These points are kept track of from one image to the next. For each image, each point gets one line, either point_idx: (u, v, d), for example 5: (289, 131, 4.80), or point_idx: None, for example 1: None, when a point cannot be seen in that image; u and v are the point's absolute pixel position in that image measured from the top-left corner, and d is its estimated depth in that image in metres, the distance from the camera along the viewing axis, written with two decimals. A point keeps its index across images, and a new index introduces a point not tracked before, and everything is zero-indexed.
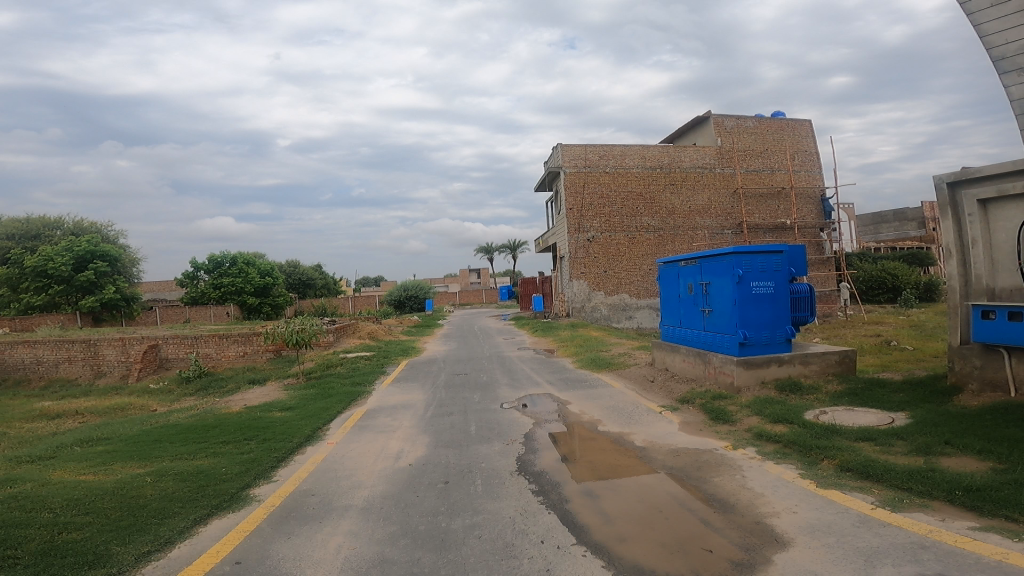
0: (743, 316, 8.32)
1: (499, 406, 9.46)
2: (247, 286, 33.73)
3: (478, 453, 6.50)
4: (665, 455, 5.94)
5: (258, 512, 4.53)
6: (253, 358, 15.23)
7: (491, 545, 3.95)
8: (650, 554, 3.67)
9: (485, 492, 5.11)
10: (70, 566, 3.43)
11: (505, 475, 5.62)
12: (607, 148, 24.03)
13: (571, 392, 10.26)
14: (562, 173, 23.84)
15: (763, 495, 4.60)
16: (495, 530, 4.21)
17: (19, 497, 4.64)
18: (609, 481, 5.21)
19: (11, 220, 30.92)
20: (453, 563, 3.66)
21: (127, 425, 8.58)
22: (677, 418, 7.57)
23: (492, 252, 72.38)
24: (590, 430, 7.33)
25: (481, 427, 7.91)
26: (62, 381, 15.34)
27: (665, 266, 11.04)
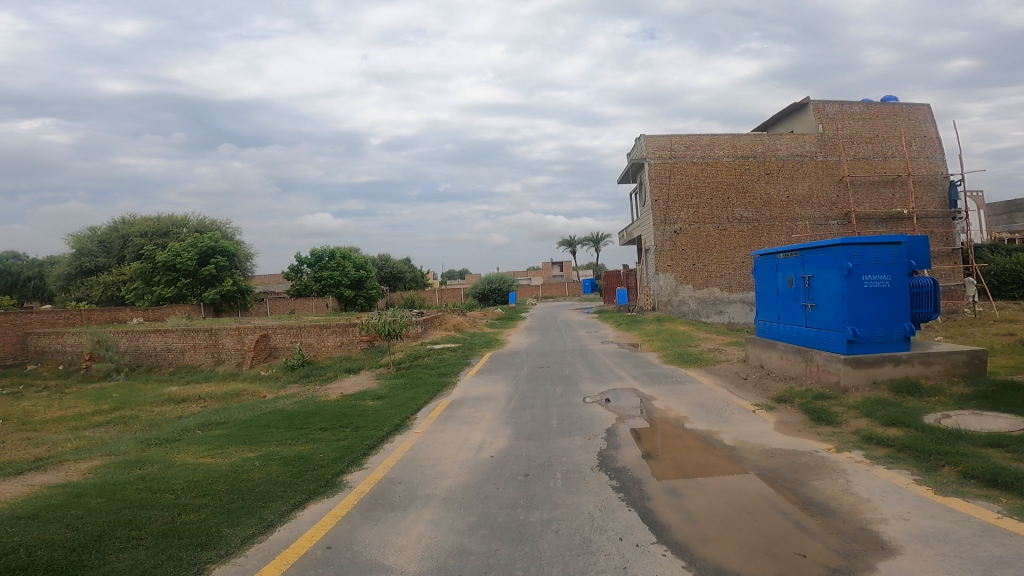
0: (853, 312, 7.80)
1: (581, 400, 9.52)
2: (344, 279, 35.97)
3: (559, 447, 6.62)
4: (759, 456, 5.75)
5: (349, 498, 4.93)
6: (349, 348, 16.36)
7: (568, 540, 4.05)
8: (734, 555, 3.63)
9: (565, 486, 5.22)
10: (190, 544, 3.91)
11: (586, 469, 5.70)
12: (694, 138, 23.14)
13: (657, 388, 10.11)
14: (646, 164, 23.19)
15: (868, 500, 4.36)
16: (573, 526, 4.30)
17: (149, 479, 5.34)
18: (694, 479, 5.15)
19: (145, 219, 34.79)
20: (528, 556, 3.81)
21: (242, 410, 9.54)
22: (773, 417, 7.29)
23: (575, 245, 71.99)
24: (676, 427, 7.23)
25: (563, 421, 8.03)
26: (188, 366, 17.12)
27: (762, 259, 10.54)
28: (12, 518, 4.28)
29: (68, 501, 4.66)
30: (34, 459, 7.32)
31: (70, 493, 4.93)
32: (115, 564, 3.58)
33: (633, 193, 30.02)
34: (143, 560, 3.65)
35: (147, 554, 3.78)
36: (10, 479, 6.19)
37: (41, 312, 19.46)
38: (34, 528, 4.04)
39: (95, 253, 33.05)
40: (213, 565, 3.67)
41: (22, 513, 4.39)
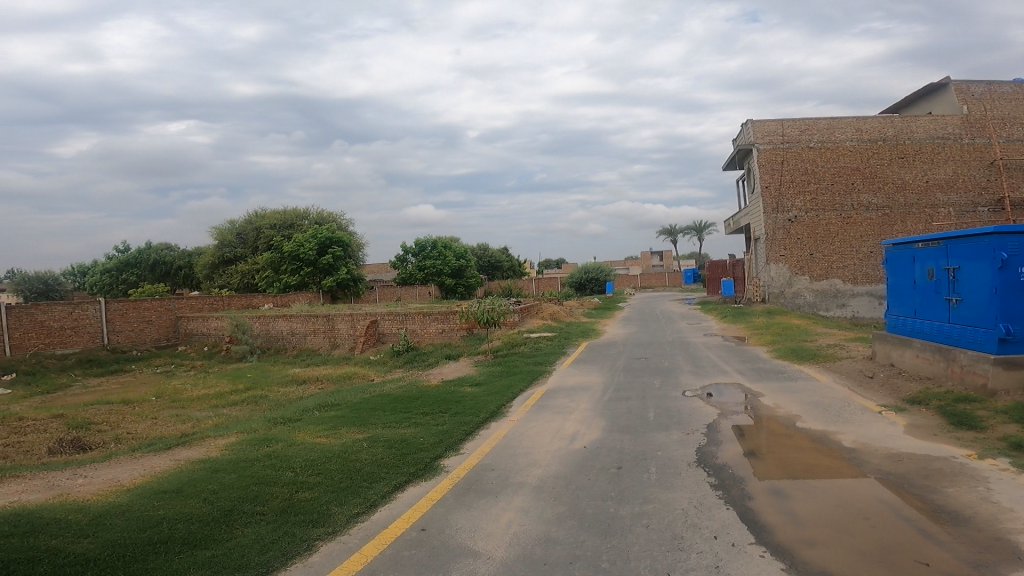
0: (1006, 308, 6.97)
1: (680, 394, 9.34)
2: (445, 268, 37.50)
3: (655, 441, 6.59)
4: (881, 459, 5.40)
5: (445, 482, 5.29)
6: (450, 335, 17.14)
7: (658, 535, 4.10)
8: (843, 561, 3.51)
9: (658, 481, 5.23)
10: (303, 521, 4.41)
11: (682, 465, 5.66)
12: (810, 121, 21.46)
13: (765, 384, 9.65)
14: (754, 150, 21.73)
15: (1011, 511, 4.00)
16: (664, 521, 4.33)
17: (273, 456, 6.04)
18: (802, 480, 4.96)
19: (273, 213, 38.24)
20: (615, 549, 3.91)
21: (353, 393, 10.40)
22: (901, 420, 6.74)
23: (676, 233, 69.55)
24: (786, 425, 6.92)
25: (661, 414, 7.95)
26: (308, 350, 18.77)
27: (896, 249, 9.66)
28: (162, 491, 5.03)
29: (206, 477, 5.40)
30: (182, 434, 8.49)
31: (208, 469, 5.70)
32: (241, 537, 4.13)
33: (740, 180, 28.45)
34: (263, 535, 4.16)
35: (267, 528, 4.31)
36: (163, 453, 7.24)
37: (191, 298, 22.15)
38: (178, 501, 4.73)
39: (234, 244, 36.83)
40: (322, 542, 4.12)
41: (170, 486, 5.15)
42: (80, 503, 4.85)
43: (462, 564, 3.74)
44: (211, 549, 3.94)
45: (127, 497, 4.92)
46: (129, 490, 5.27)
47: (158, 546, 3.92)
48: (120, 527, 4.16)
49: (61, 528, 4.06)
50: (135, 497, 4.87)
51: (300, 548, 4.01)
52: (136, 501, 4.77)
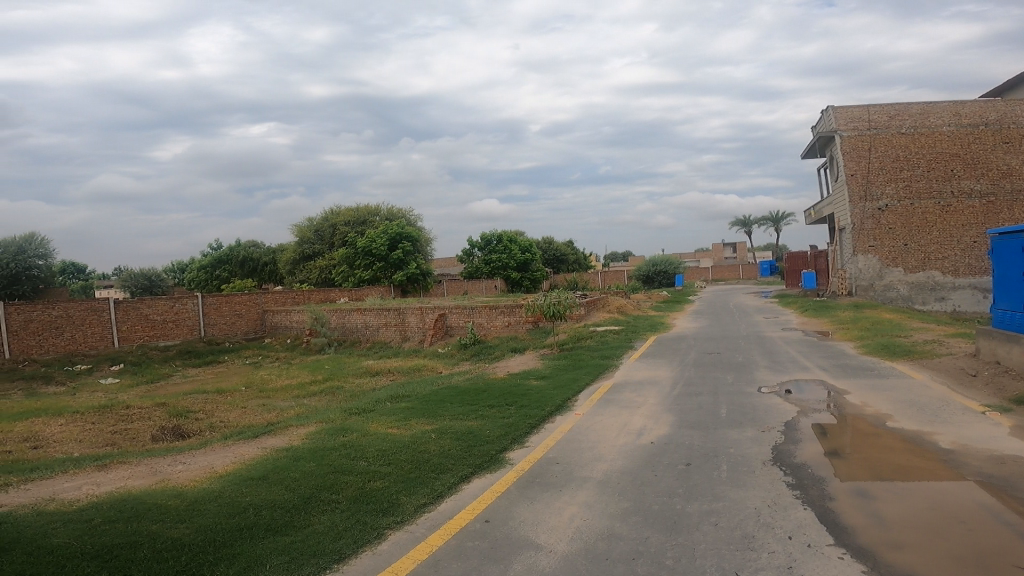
0: None
1: (756, 390, 9.02)
2: (511, 261, 37.82)
3: (727, 438, 6.43)
4: (982, 462, 5.03)
5: (510, 474, 5.43)
6: (516, 329, 17.35)
7: (727, 533, 4.03)
8: (932, 566, 3.34)
9: (730, 478, 5.11)
10: (374, 510, 4.66)
11: (756, 463, 5.50)
12: (899, 107, 20.00)
13: (850, 381, 9.14)
14: (837, 137, 20.66)
15: None
16: (734, 520, 4.24)
17: (349, 446, 6.41)
18: (889, 482, 4.71)
19: (347, 210, 39.85)
20: (681, 546, 3.88)
21: (423, 385, 10.79)
22: (1007, 421, 6.22)
23: (751, 224, 66.68)
24: (872, 425, 6.55)
25: (735, 411, 7.71)
26: (381, 342, 19.54)
27: (1001, 238, 8.87)
28: (249, 478, 5.45)
29: (289, 465, 5.80)
30: (268, 423, 9.13)
31: (291, 457, 6.11)
32: (317, 525, 4.43)
33: (821, 167, 26.96)
34: (337, 523, 4.44)
35: (342, 515, 4.60)
36: (251, 441, 7.83)
37: (275, 293, 23.56)
38: (263, 488, 5.12)
39: (312, 241, 38.69)
40: (390, 531, 4.36)
41: (257, 474, 5.57)
42: (180, 489, 5.34)
43: (524, 556, 3.84)
44: (290, 535, 4.25)
45: (220, 483, 5.37)
46: (221, 476, 5.76)
47: (246, 531, 4.27)
48: (212, 513, 4.55)
49: (162, 514, 4.50)
50: (226, 484, 5.31)
51: (371, 536, 4.25)
52: (227, 488, 5.21)
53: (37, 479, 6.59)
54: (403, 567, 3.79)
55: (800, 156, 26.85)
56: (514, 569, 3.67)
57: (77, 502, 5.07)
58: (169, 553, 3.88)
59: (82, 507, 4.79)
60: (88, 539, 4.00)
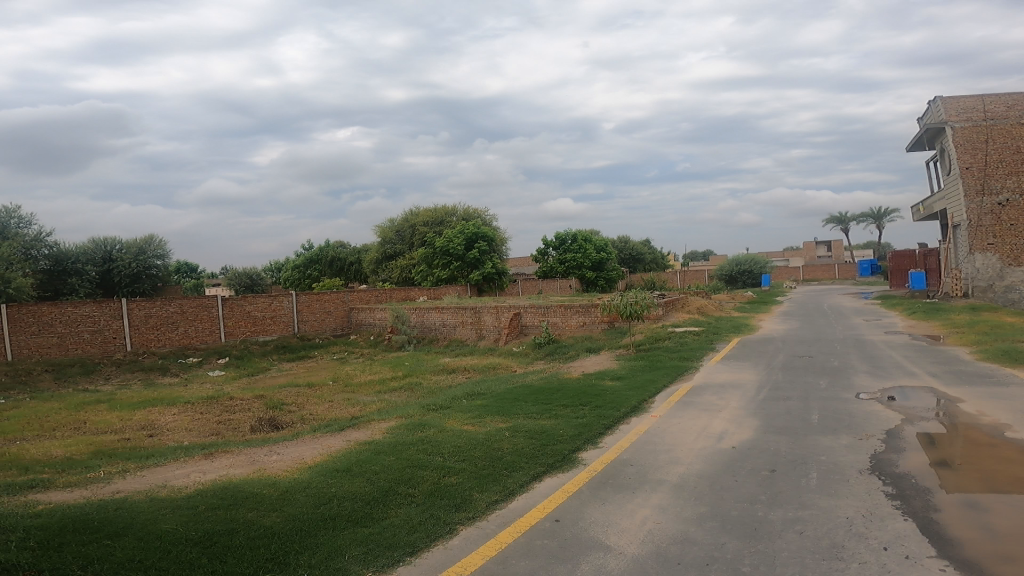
0: None
1: (852, 396, 8.36)
2: (586, 260, 37.46)
3: (818, 445, 5.99)
4: None
5: (582, 475, 5.34)
6: (591, 328, 17.16)
7: (813, 542, 3.75)
8: None
9: (819, 486, 4.76)
10: (448, 505, 4.73)
11: (850, 471, 5.09)
12: (1019, 97, 18.40)
13: (964, 389, 8.27)
14: (947, 129, 18.95)
15: None
16: (822, 529, 3.95)
17: (427, 441, 6.56)
18: (1008, 497, 4.22)
19: (426, 210, 41.06)
20: (761, 553, 3.66)
21: (497, 383, 10.90)
22: None
23: (846, 221, 62.17)
24: (990, 435, 5.89)
25: (827, 417, 7.19)
26: (458, 340, 19.93)
27: None
28: (334, 470, 5.71)
29: (370, 458, 6.02)
30: (352, 417, 9.55)
31: (372, 450, 6.34)
32: (394, 518, 4.55)
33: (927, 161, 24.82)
34: (412, 516, 4.55)
35: (418, 510, 4.70)
36: (337, 434, 8.22)
37: (360, 291, 24.68)
38: (347, 480, 5.34)
39: (393, 241, 40.17)
40: (463, 526, 4.40)
41: (341, 466, 5.83)
42: (273, 479, 5.68)
43: (593, 557, 3.76)
44: (368, 527, 4.40)
45: (308, 474, 5.66)
46: (310, 468, 6.07)
47: (330, 522, 4.46)
48: (299, 503, 4.78)
49: (256, 502, 4.80)
50: (314, 474, 5.58)
51: (444, 531, 4.32)
52: (314, 478, 5.48)
53: (153, 465, 7.26)
54: (472, 562, 3.81)
55: (904, 148, 24.79)
56: (582, 570, 3.60)
57: (184, 489, 5.51)
58: (260, 541, 4.11)
59: (188, 493, 5.20)
60: (193, 524, 4.32)
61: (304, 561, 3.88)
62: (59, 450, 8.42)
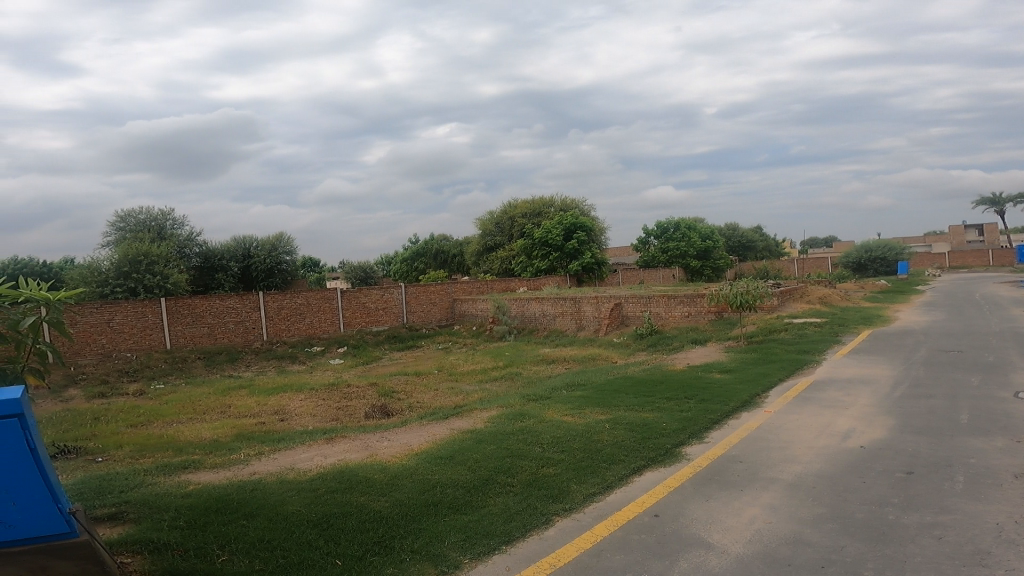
0: None
1: (1011, 395, 7.22)
2: (691, 249, 35.81)
3: (966, 446, 5.22)
4: None
5: (686, 470, 5.05)
6: (697, 319, 16.39)
7: (954, 550, 3.27)
8: None
9: (965, 491, 4.14)
10: (545, 496, 4.67)
11: (1006, 476, 4.38)
12: None
13: None
14: None
15: None
16: (965, 536, 3.44)
17: (527, 431, 6.55)
18: None
19: (523, 202, 41.32)
20: (888, 559, 3.25)
21: (598, 374, 10.70)
22: None
23: (1002, 200, 54.20)
24: None
25: (979, 417, 6.26)
26: (557, 331, 19.86)
27: None
28: (438, 457, 5.87)
29: (472, 446, 6.12)
30: (456, 406, 9.84)
31: (474, 439, 6.45)
32: (493, 507, 4.58)
33: None
34: (510, 506, 4.54)
35: (515, 499, 4.68)
36: (442, 422, 8.47)
37: (463, 282, 25.40)
38: (449, 468, 5.46)
39: (493, 233, 40.89)
40: (559, 518, 4.33)
41: (445, 453, 5.98)
42: (383, 464, 5.95)
43: (692, 554, 3.53)
44: (468, 515, 4.45)
45: (414, 460, 5.86)
46: (417, 454, 6.29)
47: (432, 509, 4.56)
48: (405, 489, 4.96)
49: (367, 487, 5.04)
50: (420, 461, 5.77)
51: (539, 521, 4.26)
52: (420, 465, 5.67)
53: (283, 448, 7.93)
54: (566, 554, 3.72)
55: None
56: (679, 566, 3.39)
57: (307, 473, 5.93)
58: (369, 524, 4.30)
59: (310, 477, 5.58)
60: (312, 506, 4.61)
61: (407, 545, 4.00)
62: (207, 432, 9.48)
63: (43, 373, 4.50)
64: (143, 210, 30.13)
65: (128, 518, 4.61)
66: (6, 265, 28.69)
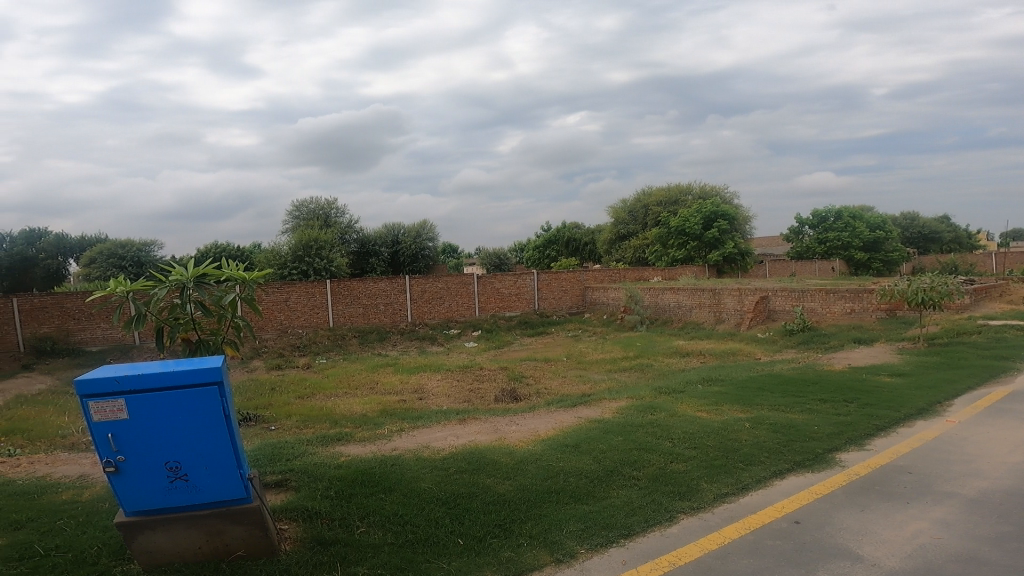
0: None
1: None
2: (855, 241, 31.85)
3: None
4: None
5: (837, 477, 4.46)
6: (861, 317, 14.56)
7: None
8: None
9: None
10: (671, 492, 4.40)
11: None
12: None
13: None
14: None
15: None
16: None
17: (657, 424, 6.25)
18: None
19: (659, 190, 39.67)
20: None
21: (739, 370, 9.92)
22: None
23: None
24: None
25: None
26: (693, 322, 18.80)
27: None
28: (564, 444, 5.82)
29: (598, 436, 5.99)
30: (584, 394, 9.73)
31: (601, 429, 6.30)
32: (614, 499, 4.42)
33: None
34: (633, 499, 4.34)
35: (638, 494, 4.47)
36: (570, 410, 8.43)
37: (595, 271, 25.09)
38: (575, 456, 5.38)
39: (627, 221, 39.83)
40: (684, 516, 4.05)
41: (571, 441, 5.92)
42: (511, 448, 6.04)
43: (837, 565, 3.11)
44: (589, 505, 4.34)
45: (541, 446, 5.87)
46: (544, 440, 6.30)
47: (555, 496, 4.52)
48: (530, 474, 4.98)
49: (494, 469, 5.15)
50: (546, 447, 5.77)
51: (663, 517, 4.02)
52: (546, 451, 5.66)
53: (421, 426, 8.43)
54: (689, 553, 3.46)
55: None
56: None
57: (441, 452, 6.22)
58: (493, 506, 4.37)
59: (443, 456, 5.84)
60: (442, 485, 4.80)
61: (527, 530, 3.99)
62: (358, 406, 10.40)
63: (238, 346, 5.28)
64: (313, 200, 33.90)
65: (290, 485, 5.14)
66: (210, 249, 34.02)
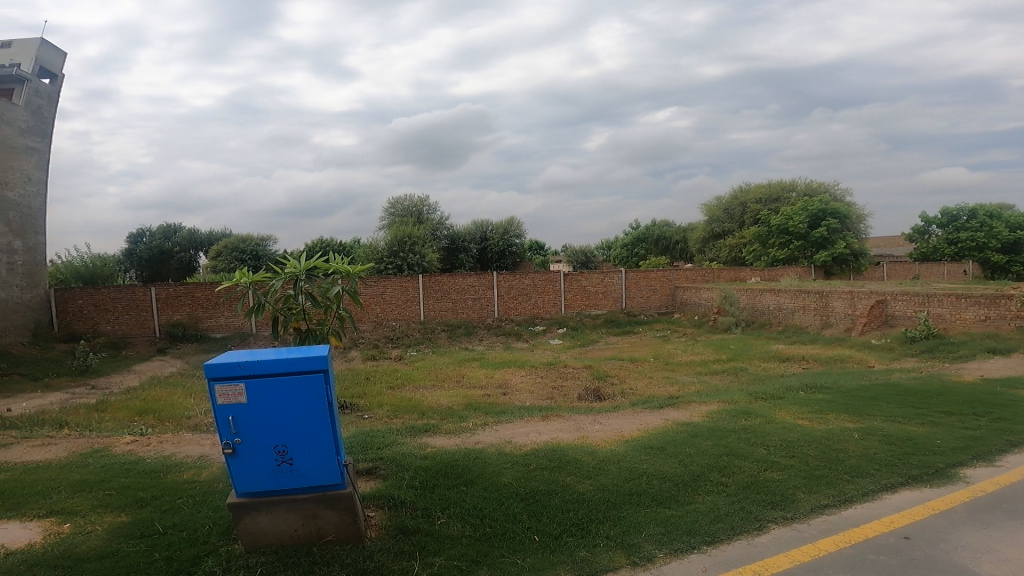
0: None
1: None
2: (993, 241, 28.26)
3: None
4: None
5: (961, 494, 3.95)
6: (1000, 324, 12.87)
7: None
8: None
9: None
10: (762, 501, 4.11)
11: None
12: None
13: None
14: None
15: None
16: None
17: (751, 431, 5.87)
18: None
19: (759, 186, 37.37)
20: None
21: (847, 377, 9.10)
22: None
23: None
24: None
25: None
26: (796, 326, 17.51)
27: None
28: (649, 446, 5.62)
29: (686, 440, 5.73)
30: (671, 396, 9.37)
31: (689, 433, 6.02)
32: (699, 504, 4.19)
33: None
34: (720, 506, 4.10)
35: (725, 501, 4.21)
36: (656, 411, 8.14)
37: (687, 270, 24.12)
38: (660, 459, 5.18)
39: (723, 220, 37.95)
40: (776, 526, 3.76)
41: (656, 443, 5.71)
42: (593, 447, 5.92)
43: None
44: (672, 509, 4.15)
45: (624, 447, 5.71)
46: (628, 441, 6.13)
47: (636, 498, 4.37)
48: (611, 474, 4.86)
49: (575, 468, 5.08)
50: (630, 449, 5.60)
51: (751, 526, 3.76)
52: (629, 452, 5.50)
53: (504, 421, 8.50)
54: (777, 563, 3.21)
55: None
56: None
57: (522, 448, 6.22)
58: (571, 505, 4.30)
59: (524, 452, 5.84)
60: (522, 481, 4.80)
61: (606, 530, 3.89)
62: (445, 399, 10.68)
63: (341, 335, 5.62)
64: (408, 197, 35.46)
65: (379, 473, 5.37)
66: (315, 245, 36.55)
